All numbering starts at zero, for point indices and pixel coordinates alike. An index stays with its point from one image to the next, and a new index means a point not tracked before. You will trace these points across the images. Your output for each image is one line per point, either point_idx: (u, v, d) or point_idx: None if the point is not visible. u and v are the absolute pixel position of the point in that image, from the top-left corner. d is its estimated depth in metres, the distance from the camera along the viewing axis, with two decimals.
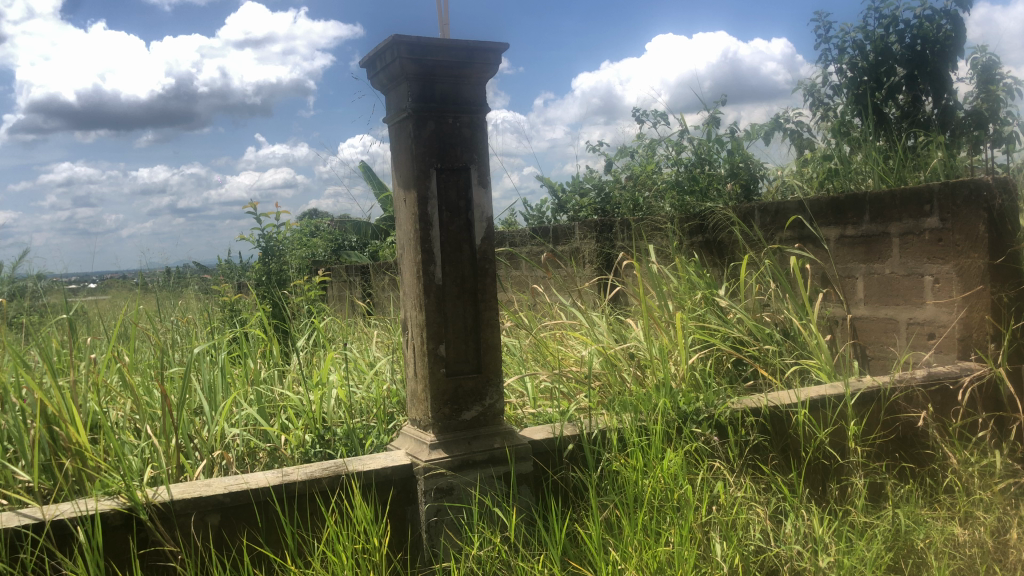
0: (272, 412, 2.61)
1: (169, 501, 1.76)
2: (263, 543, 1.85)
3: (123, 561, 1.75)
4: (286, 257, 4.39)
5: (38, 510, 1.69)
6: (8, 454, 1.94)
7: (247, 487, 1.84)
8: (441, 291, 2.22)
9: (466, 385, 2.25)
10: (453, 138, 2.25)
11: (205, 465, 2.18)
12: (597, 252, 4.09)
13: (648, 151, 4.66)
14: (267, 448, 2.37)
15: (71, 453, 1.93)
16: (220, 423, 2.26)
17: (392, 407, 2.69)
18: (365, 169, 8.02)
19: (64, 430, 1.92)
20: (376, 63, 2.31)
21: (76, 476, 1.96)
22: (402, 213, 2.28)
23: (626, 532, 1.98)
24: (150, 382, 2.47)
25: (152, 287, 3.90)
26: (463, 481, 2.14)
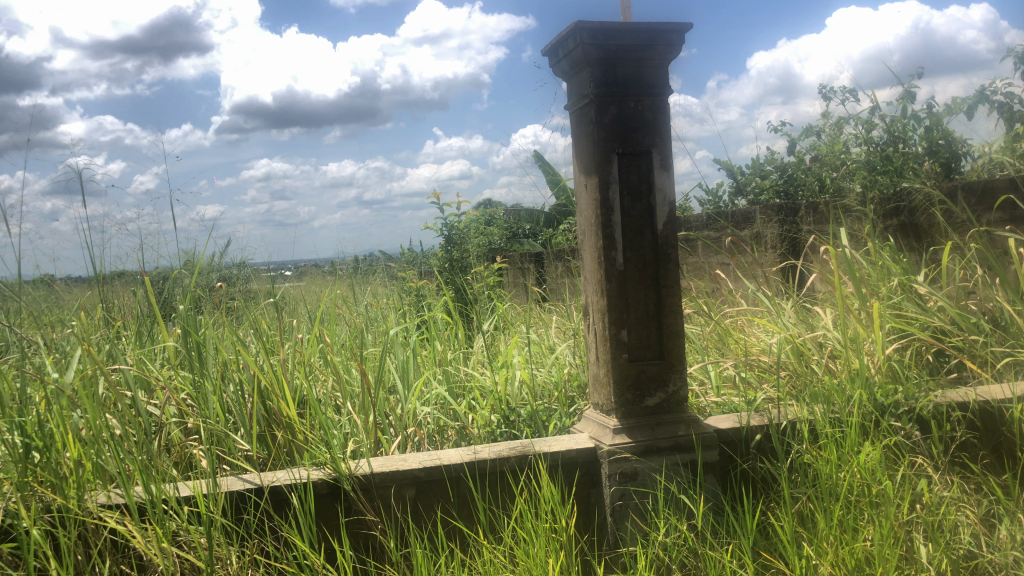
0: (459, 393, 2.70)
1: (369, 473, 1.87)
2: (456, 518, 1.93)
3: (331, 526, 1.87)
4: (466, 245, 4.53)
5: (258, 475, 1.83)
6: (230, 425, 2.13)
7: (440, 463, 1.92)
8: (623, 277, 2.21)
9: (649, 371, 2.23)
10: (634, 122, 2.23)
11: (399, 441, 2.29)
12: (781, 236, 3.93)
13: (835, 129, 4.42)
14: (456, 427, 2.46)
15: (283, 426, 2.09)
16: (412, 401, 2.37)
17: (573, 390, 2.70)
18: (538, 157, 8.10)
19: (278, 404, 2.07)
20: (558, 51, 2.33)
21: (287, 447, 2.12)
22: (583, 199, 2.29)
23: (821, 527, 1.90)
24: (348, 362, 2.63)
25: (344, 274, 4.13)
26: (647, 467, 2.13)
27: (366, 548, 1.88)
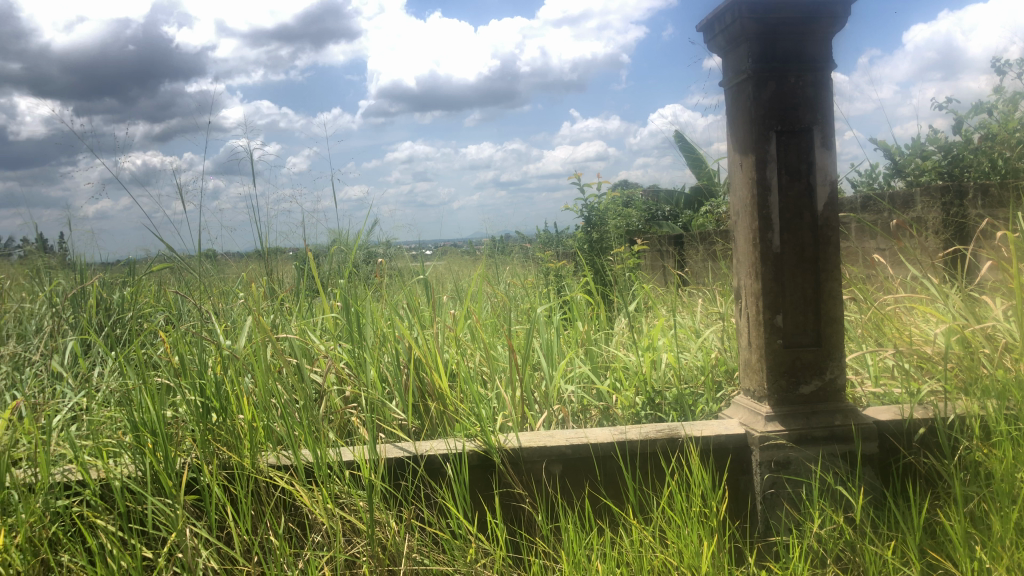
0: (603, 373, 2.70)
1: (518, 448, 1.91)
2: (604, 496, 1.94)
3: (482, 496, 1.92)
4: (606, 226, 4.51)
5: (413, 444, 1.90)
6: (386, 394, 2.21)
7: (588, 441, 1.93)
8: (779, 259, 2.13)
9: (805, 358, 2.15)
10: (795, 98, 2.13)
11: (545, 417, 2.32)
12: (945, 221, 3.69)
13: (1010, 106, 4.09)
14: (600, 406, 2.46)
15: (436, 398, 2.15)
16: (558, 379, 2.38)
17: (720, 374, 2.64)
18: (678, 137, 7.93)
19: (431, 376, 2.14)
20: (715, 26, 2.26)
21: (439, 418, 2.19)
22: (738, 178, 2.22)
23: (994, 528, 1.78)
24: (495, 340, 2.67)
25: (486, 253, 4.20)
26: (802, 456, 2.06)
27: (516, 520, 1.91)
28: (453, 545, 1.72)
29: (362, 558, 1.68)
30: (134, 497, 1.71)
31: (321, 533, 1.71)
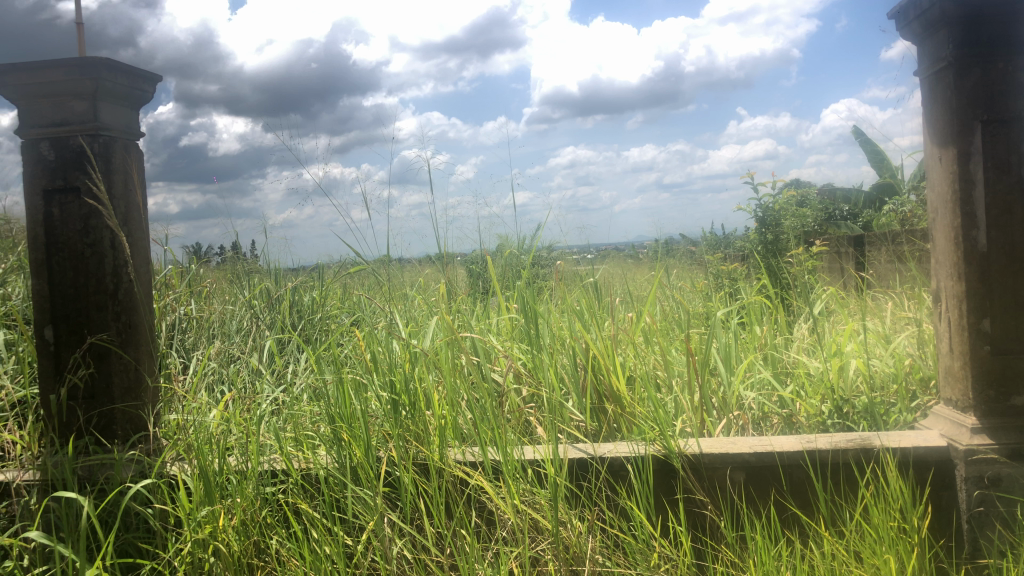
0: (784, 379, 2.60)
1: (699, 454, 1.86)
2: (792, 506, 1.87)
3: (664, 501, 1.89)
4: (780, 227, 4.33)
5: (593, 446, 1.91)
6: (565, 396, 2.23)
7: (773, 449, 1.86)
8: (985, 260, 1.97)
9: (1017, 366, 1.97)
10: (1003, 84, 1.96)
11: (724, 423, 2.26)
12: None
13: None
14: (783, 414, 2.37)
15: (615, 401, 2.15)
16: (737, 384, 2.32)
17: (915, 383, 2.47)
18: (856, 131, 7.51)
19: (610, 379, 2.14)
20: (908, 12, 2.12)
21: (617, 421, 2.18)
22: (937, 173, 2.07)
23: None
24: (670, 344, 2.64)
25: (655, 256, 4.16)
26: (1016, 473, 1.90)
27: (699, 527, 1.87)
28: (635, 549, 1.71)
29: (547, 556, 1.70)
30: (334, 487, 1.82)
31: (506, 529, 1.75)
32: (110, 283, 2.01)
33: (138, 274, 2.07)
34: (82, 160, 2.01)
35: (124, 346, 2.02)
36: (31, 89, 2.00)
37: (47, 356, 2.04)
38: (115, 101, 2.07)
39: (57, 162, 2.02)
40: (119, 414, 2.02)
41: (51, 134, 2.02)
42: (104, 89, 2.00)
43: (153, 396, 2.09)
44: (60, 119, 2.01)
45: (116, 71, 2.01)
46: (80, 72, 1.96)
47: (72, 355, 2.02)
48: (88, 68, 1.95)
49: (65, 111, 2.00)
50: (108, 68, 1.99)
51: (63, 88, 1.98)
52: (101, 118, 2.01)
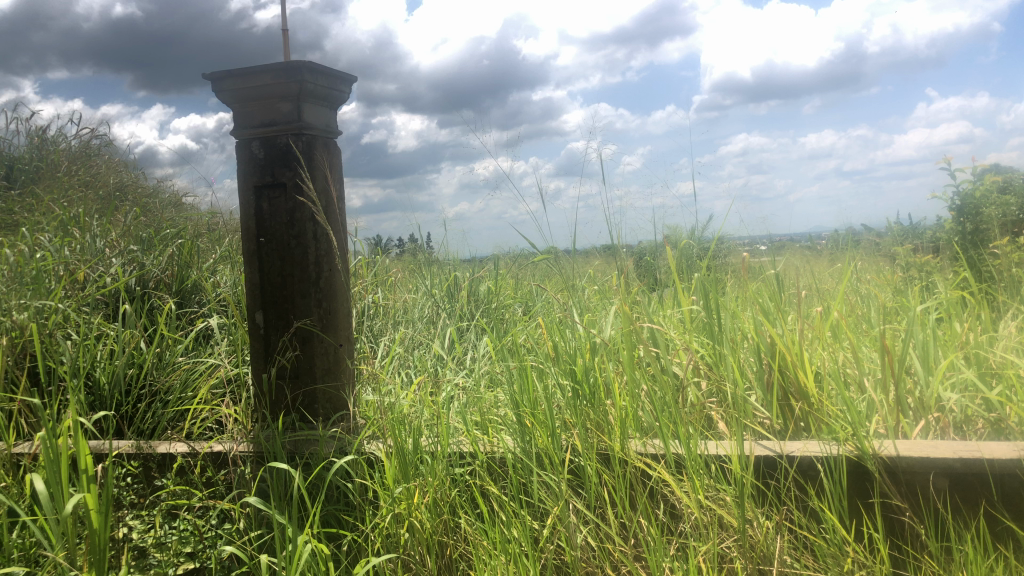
0: (990, 380, 2.40)
1: (896, 456, 1.76)
2: (1004, 518, 1.73)
3: (858, 504, 1.81)
4: (980, 215, 3.99)
5: (779, 444, 1.86)
6: (748, 391, 2.18)
7: (981, 456, 1.73)
8: None
9: None
10: None
11: (922, 426, 2.12)
12: None
13: None
14: (990, 417, 2.19)
15: (802, 398, 2.08)
16: (937, 384, 2.17)
17: None
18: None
19: (797, 375, 2.07)
20: None
21: (805, 419, 2.11)
22: None
23: None
24: (859, 341, 2.51)
25: (839, 247, 3.96)
26: None
27: (898, 534, 1.78)
28: (825, 552, 1.65)
29: (733, 553, 1.67)
30: (520, 473, 1.87)
31: (690, 523, 1.74)
32: (313, 272, 2.16)
33: (337, 263, 2.21)
34: (288, 157, 2.16)
35: (326, 330, 2.17)
36: (244, 93, 2.18)
37: (259, 338, 2.23)
38: (316, 101, 2.21)
39: (266, 160, 2.19)
40: (320, 393, 2.18)
41: (261, 135, 2.18)
42: (307, 91, 2.14)
43: (351, 376, 2.24)
44: (270, 120, 2.17)
45: (318, 73, 2.14)
46: (285, 75, 2.11)
47: (281, 338, 2.18)
48: (293, 72, 2.09)
49: (274, 113, 2.16)
50: (310, 71, 2.13)
51: (272, 91, 2.14)
52: (304, 118, 2.15)
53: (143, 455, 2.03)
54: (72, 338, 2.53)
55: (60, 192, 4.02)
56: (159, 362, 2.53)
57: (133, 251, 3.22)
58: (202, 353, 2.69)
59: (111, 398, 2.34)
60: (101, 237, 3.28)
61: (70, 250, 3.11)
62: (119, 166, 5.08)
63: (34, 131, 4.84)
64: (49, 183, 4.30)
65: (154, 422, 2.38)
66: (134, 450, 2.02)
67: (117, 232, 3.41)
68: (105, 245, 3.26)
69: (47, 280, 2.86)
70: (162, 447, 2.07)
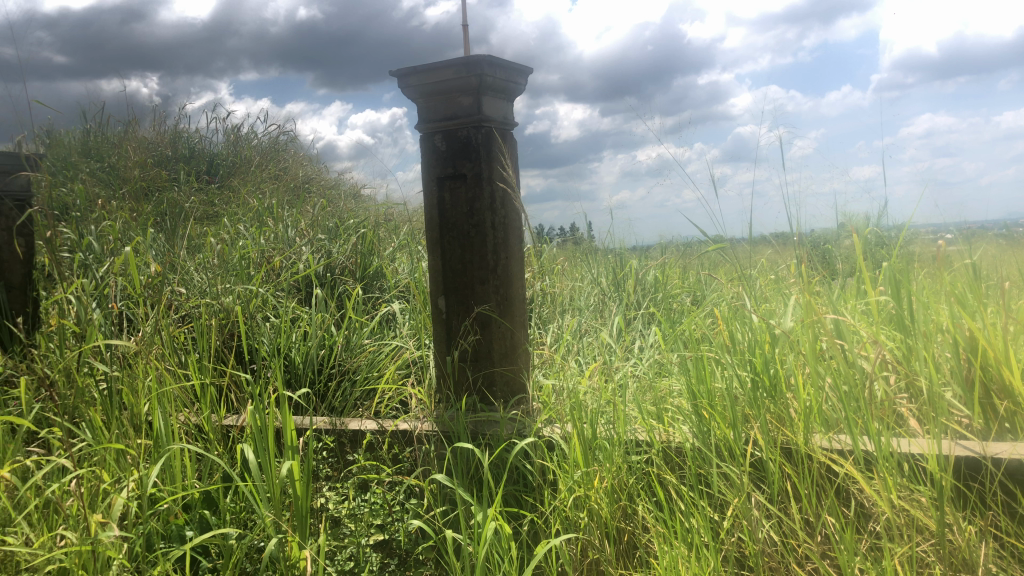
0: None
1: None
2: None
3: None
4: None
5: (981, 444, 1.74)
6: (944, 388, 2.06)
7: None
8: None
9: None
10: None
11: None
12: None
13: None
14: None
15: (1008, 397, 1.93)
16: None
17: None
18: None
19: (1002, 372, 1.93)
20: None
21: (1010, 421, 1.96)
22: None
23: None
24: None
25: None
26: None
27: None
28: None
29: (930, 558, 1.58)
30: (698, 462, 1.86)
31: (882, 524, 1.66)
32: (491, 260, 2.23)
33: (514, 251, 2.27)
34: (468, 148, 2.23)
35: (504, 315, 2.24)
36: (427, 88, 2.27)
37: (441, 323, 2.32)
38: (495, 94, 2.27)
39: (447, 152, 2.27)
40: (498, 376, 2.25)
41: (443, 128, 2.27)
42: (486, 84, 2.20)
43: (527, 360, 2.29)
44: (451, 114, 2.25)
45: (496, 66, 2.20)
46: (466, 70, 2.18)
47: (462, 323, 2.27)
48: (473, 66, 2.16)
49: (455, 106, 2.24)
50: (489, 64, 2.18)
51: (453, 86, 2.22)
52: (484, 111, 2.22)
53: (337, 431, 2.19)
54: (271, 320, 2.75)
55: (255, 186, 4.36)
56: (348, 345, 2.71)
57: (320, 239, 3.44)
58: (385, 336, 2.85)
59: (305, 376, 2.53)
60: (293, 228, 3.54)
61: (267, 241, 3.37)
62: (303, 161, 5.44)
63: (231, 129, 5.27)
64: (245, 178, 4.67)
65: (342, 400, 2.54)
66: (329, 426, 2.19)
67: (306, 222, 3.67)
68: (296, 234, 3.52)
69: (248, 268, 3.12)
70: (353, 424, 2.21)
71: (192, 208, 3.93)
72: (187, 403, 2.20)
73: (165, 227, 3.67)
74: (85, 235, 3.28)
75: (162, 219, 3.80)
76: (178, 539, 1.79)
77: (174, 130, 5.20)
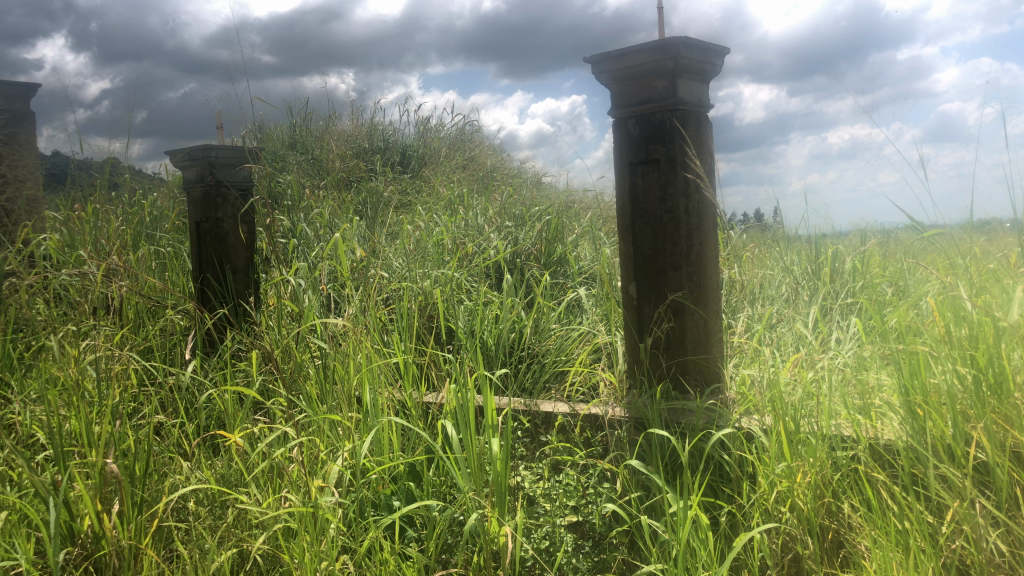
0: None
1: None
2: None
3: None
4: None
5: None
6: None
7: None
8: None
9: None
10: None
11: None
12: None
13: None
14: None
15: None
16: None
17: None
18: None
19: None
20: None
21: None
22: None
23: None
24: None
25: None
26: None
27: None
28: None
29: None
30: (912, 461, 1.75)
31: None
32: (685, 245, 2.19)
33: (708, 237, 2.22)
34: (662, 133, 2.20)
35: (697, 303, 2.20)
36: (622, 73, 2.25)
37: (632, 309, 2.31)
38: (690, 76, 2.22)
39: (641, 137, 2.24)
40: (692, 364, 2.22)
41: (637, 113, 2.25)
42: (682, 66, 2.16)
43: (721, 349, 2.24)
44: (645, 98, 2.22)
45: (693, 48, 2.15)
46: (662, 53, 2.14)
47: (654, 310, 2.25)
48: (669, 48, 2.12)
49: (650, 90, 2.21)
50: (686, 45, 2.14)
51: (648, 69, 2.19)
52: (679, 94, 2.17)
53: (532, 412, 2.25)
54: (465, 304, 2.87)
55: (444, 176, 4.54)
56: (539, 329, 2.77)
57: (508, 227, 3.53)
58: (574, 321, 2.89)
59: (497, 357, 2.62)
60: (483, 217, 3.67)
61: (459, 228, 3.50)
62: (489, 151, 5.59)
63: (421, 122, 5.50)
64: (435, 168, 4.87)
65: (533, 382, 2.61)
66: (524, 407, 2.25)
67: (495, 210, 3.78)
68: (486, 222, 3.64)
69: (443, 254, 3.26)
70: (545, 406, 2.27)
71: (388, 197, 4.16)
72: (392, 380, 2.34)
73: (365, 215, 3.90)
74: (297, 223, 3.55)
75: (362, 208, 4.05)
76: (386, 507, 1.90)
77: (371, 124, 5.50)
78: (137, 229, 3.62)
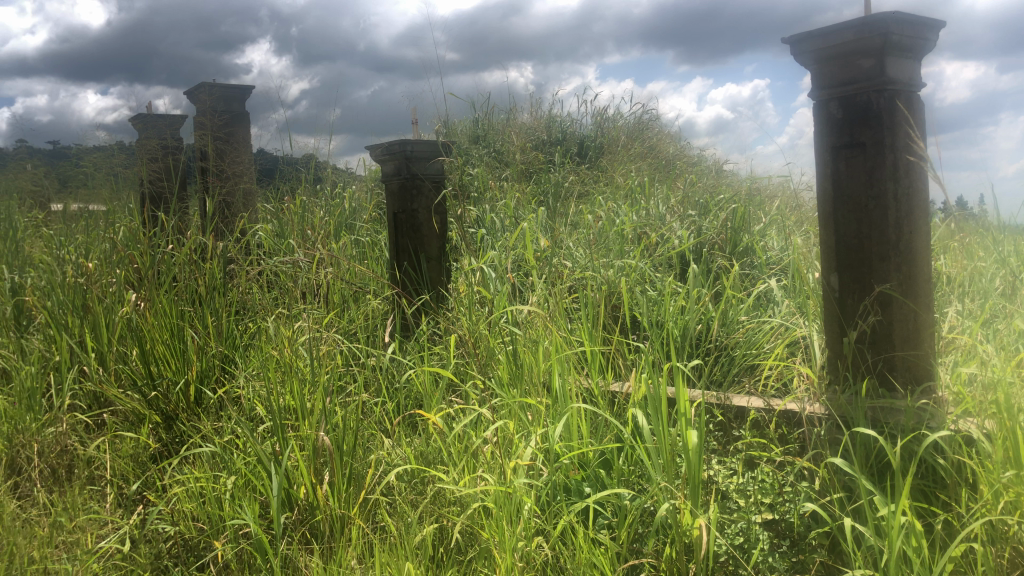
0: None
1: None
2: None
3: None
4: None
5: None
6: None
7: None
8: None
9: None
10: None
11: None
12: None
13: None
14: None
15: None
16: None
17: None
18: None
19: None
20: None
21: None
22: None
23: None
24: None
25: None
26: None
27: None
28: None
29: None
30: None
31: None
32: (894, 234, 2.05)
33: (920, 224, 2.07)
34: (868, 114, 2.07)
35: (907, 295, 2.06)
36: (823, 53, 2.14)
37: (834, 301, 2.21)
38: (901, 53, 2.07)
39: (845, 120, 2.12)
40: (899, 361, 2.09)
41: (839, 95, 2.13)
42: (892, 43, 2.02)
43: (933, 345, 2.09)
44: (850, 78, 2.10)
45: (904, 22, 2.01)
46: (869, 30, 2.01)
47: (858, 303, 2.13)
48: (877, 24, 1.99)
49: (855, 70, 2.09)
50: (896, 21, 2.01)
51: (853, 48, 2.07)
52: (888, 72, 2.03)
53: (723, 405, 2.20)
54: (650, 293, 2.85)
55: (624, 165, 4.53)
56: (727, 321, 2.71)
57: (690, 215, 3.47)
58: (764, 313, 2.80)
59: (684, 348, 2.59)
60: (665, 206, 3.62)
61: (642, 217, 3.48)
62: (667, 139, 5.50)
63: (599, 111, 5.51)
64: (614, 156, 4.87)
65: (723, 374, 2.56)
66: (716, 400, 2.21)
67: (677, 199, 3.72)
68: (669, 211, 3.59)
69: (626, 244, 3.25)
70: (738, 400, 2.22)
71: (568, 187, 4.20)
72: (579, 368, 2.37)
73: (546, 205, 3.96)
74: (483, 214, 3.66)
75: (544, 198, 4.11)
76: (577, 493, 1.92)
77: (549, 115, 5.57)
78: (338, 220, 3.86)
